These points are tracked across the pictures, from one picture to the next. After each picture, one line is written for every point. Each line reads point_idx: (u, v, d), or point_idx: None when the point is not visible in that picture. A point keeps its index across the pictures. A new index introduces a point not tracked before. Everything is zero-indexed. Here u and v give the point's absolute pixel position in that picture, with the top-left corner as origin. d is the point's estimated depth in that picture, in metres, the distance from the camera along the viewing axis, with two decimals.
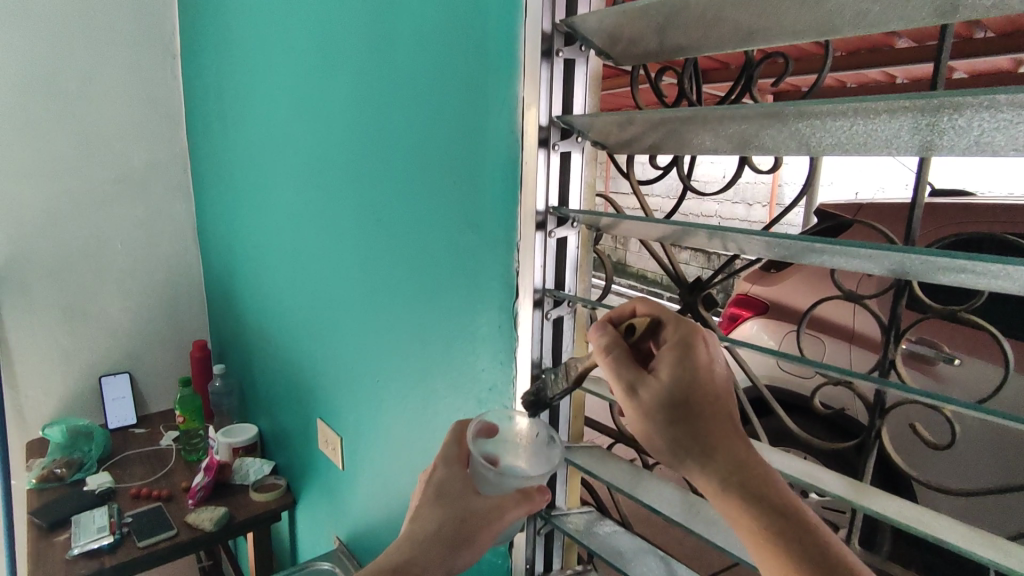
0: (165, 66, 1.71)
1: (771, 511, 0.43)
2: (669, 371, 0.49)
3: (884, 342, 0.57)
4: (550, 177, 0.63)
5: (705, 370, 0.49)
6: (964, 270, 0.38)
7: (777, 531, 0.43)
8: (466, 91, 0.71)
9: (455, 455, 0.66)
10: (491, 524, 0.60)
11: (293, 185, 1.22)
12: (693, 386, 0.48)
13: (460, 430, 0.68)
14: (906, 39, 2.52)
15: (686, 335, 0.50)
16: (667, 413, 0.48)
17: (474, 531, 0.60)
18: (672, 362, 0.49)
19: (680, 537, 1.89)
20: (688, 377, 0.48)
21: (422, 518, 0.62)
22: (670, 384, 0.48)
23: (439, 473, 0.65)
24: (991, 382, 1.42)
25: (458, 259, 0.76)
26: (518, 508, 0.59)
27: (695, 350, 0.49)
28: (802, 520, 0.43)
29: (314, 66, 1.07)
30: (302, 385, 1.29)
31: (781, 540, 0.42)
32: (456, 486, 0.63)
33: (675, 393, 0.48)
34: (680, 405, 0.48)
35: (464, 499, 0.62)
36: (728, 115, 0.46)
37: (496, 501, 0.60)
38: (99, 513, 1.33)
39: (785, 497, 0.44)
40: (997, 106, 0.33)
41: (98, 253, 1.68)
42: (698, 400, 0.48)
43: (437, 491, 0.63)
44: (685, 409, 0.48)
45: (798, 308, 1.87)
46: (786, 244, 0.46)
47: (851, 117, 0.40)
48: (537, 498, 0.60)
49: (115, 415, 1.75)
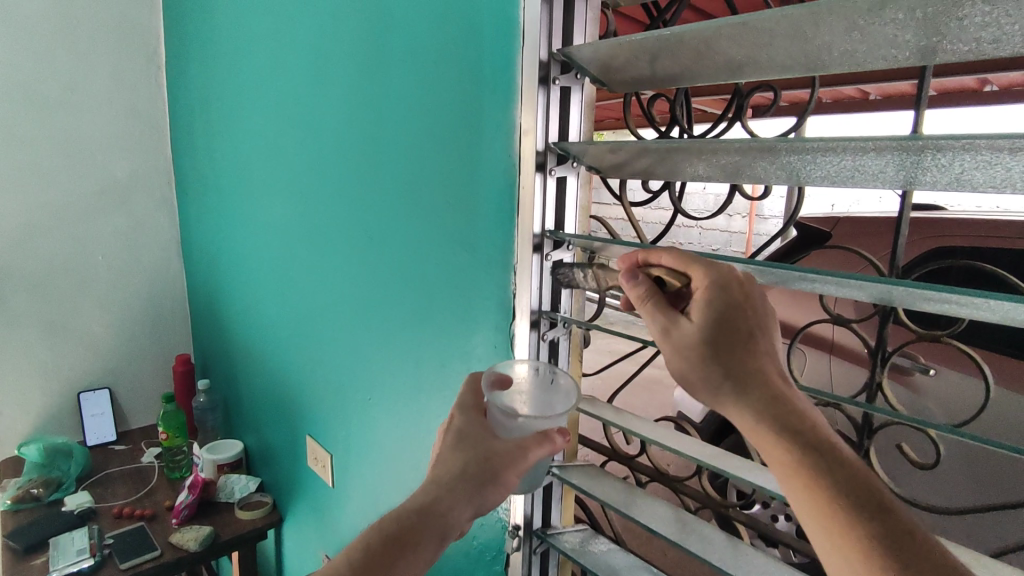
0: (149, 77, 1.70)
1: (805, 443, 0.44)
2: (704, 309, 0.49)
3: (871, 364, 0.58)
4: (546, 201, 0.64)
5: (739, 309, 0.49)
6: (948, 300, 0.40)
7: (811, 460, 0.43)
8: (461, 115, 0.72)
9: (470, 403, 0.66)
10: (516, 461, 0.60)
11: (282, 201, 1.22)
12: (726, 324, 0.49)
13: (474, 379, 0.67)
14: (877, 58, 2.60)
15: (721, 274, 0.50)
16: (700, 351, 0.49)
17: (499, 469, 0.59)
18: (706, 301, 0.49)
19: (664, 547, 1.91)
20: (721, 316, 0.49)
21: (444, 462, 0.61)
22: (704, 323, 0.49)
23: (457, 421, 0.64)
24: (973, 407, 1.45)
25: (451, 278, 0.77)
26: (541, 447, 0.60)
27: (731, 289, 0.50)
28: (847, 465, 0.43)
29: (304, 83, 1.08)
30: (290, 401, 1.28)
31: (816, 468, 0.43)
32: (475, 431, 0.63)
33: (707, 332, 0.49)
34: (712, 343, 0.49)
35: (485, 441, 0.61)
36: (722, 148, 0.49)
37: (519, 440, 0.60)
38: (79, 535, 1.30)
39: (826, 440, 0.44)
40: (976, 149, 0.36)
41: (79, 267, 1.65)
42: (728, 340, 0.49)
43: (457, 436, 0.63)
44: (717, 349, 0.49)
45: (778, 320, 1.91)
46: (777, 271, 0.47)
47: (840, 153, 0.42)
48: (558, 439, 0.60)
49: (94, 431, 1.72)
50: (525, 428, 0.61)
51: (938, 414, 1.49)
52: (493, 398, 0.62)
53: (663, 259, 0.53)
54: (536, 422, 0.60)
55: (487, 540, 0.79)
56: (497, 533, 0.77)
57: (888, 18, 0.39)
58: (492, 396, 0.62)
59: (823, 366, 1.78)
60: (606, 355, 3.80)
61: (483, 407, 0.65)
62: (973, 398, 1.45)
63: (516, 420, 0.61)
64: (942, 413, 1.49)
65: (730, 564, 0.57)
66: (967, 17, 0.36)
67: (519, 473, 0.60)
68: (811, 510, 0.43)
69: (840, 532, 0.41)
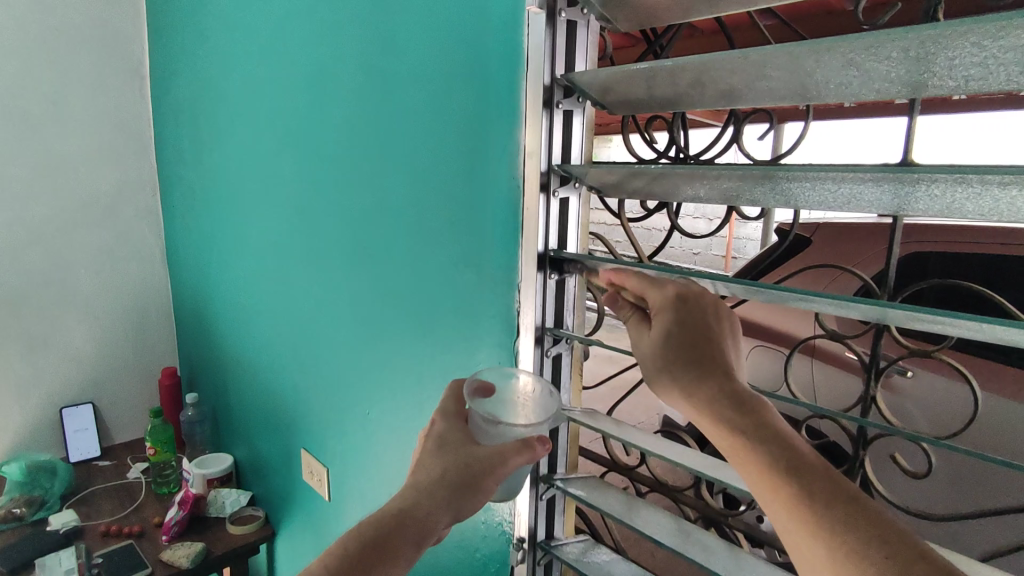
0: (134, 88, 1.69)
1: (745, 428, 0.48)
2: (661, 323, 0.54)
3: (865, 378, 0.60)
4: (549, 221, 0.66)
5: (693, 318, 0.53)
6: (941, 323, 0.42)
7: (749, 439, 0.47)
8: (462, 136, 0.73)
9: (453, 409, 0.67)
10: (495, 469, 0.60)
11: (275, 215, 1.22)
12: (680, 333, 0.53)
13: (457, 385, 0.68)
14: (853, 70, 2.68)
15: (676, 292, 0.54)
16: (659, 366, 0.54)
17: (478, 477, 0.60)
18: (662, 316, 0.54)
19: (652, 550, 1.94)
20: (677, 327, 0.53)
21: (424, 468, 0.62)
22: (661, 336, 0.53)
23: (438, 426, 0.65)
24: (962, 417, 1.48)
25: (453, 295, 0.78)
26: (520, 455, 0.60)
27: (687, 300, 0.54)
28: (796, 455, 0.46)
29: (299, 97, 1.08)
30: (283, 415, 1.28)
31: (755, 448, 0.47)
32: (456, 436, 0.64)
33: (665, 344, 0.53)
34: (670, 354, 0.53)
35: (465, 447, 0.62)
36: (722, 174, 0.51)
37: (498, 447, 0.61)
38: (66, 555, 1.27)
39: (779, 436, 0.47)
40: (967, 182, 0.38)
41: (61, 280, 1.62)
42: (683, 348, 0.52)
43: (438, 442, 0.64)
44: (674, 358, 0.53)
45: (760, 324, 1.96)
46: (774, 295, 0.49)
47: (837, 182, 0.44)
48: (539, 447, 0.61)
49: (77, 447, 1.69)
50: (505, 436, 0.62)
51: (923, 425, 1.53)
52: (477, 404, 0.62)
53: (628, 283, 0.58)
54: (519, 430, 0.62)
55: (491, 552, 0.80)
56: (501, 545, 0.78)
57: (882, 57, 0.41)
58: (475, 402, 0.62)
59: (804, 370, 1.82)
60: (592, 359, 3.84)
61: (465, 414, 0.67)
62: (962, 410, 1.48)
63: (497, 427, 0.62)
64: (927, 424, 1.53)
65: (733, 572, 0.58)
66: (955, 58, 0.38)
67: (499, 480, 0.61)
68: (759, 490, 0.47)
69: (779, 505, 0.45)
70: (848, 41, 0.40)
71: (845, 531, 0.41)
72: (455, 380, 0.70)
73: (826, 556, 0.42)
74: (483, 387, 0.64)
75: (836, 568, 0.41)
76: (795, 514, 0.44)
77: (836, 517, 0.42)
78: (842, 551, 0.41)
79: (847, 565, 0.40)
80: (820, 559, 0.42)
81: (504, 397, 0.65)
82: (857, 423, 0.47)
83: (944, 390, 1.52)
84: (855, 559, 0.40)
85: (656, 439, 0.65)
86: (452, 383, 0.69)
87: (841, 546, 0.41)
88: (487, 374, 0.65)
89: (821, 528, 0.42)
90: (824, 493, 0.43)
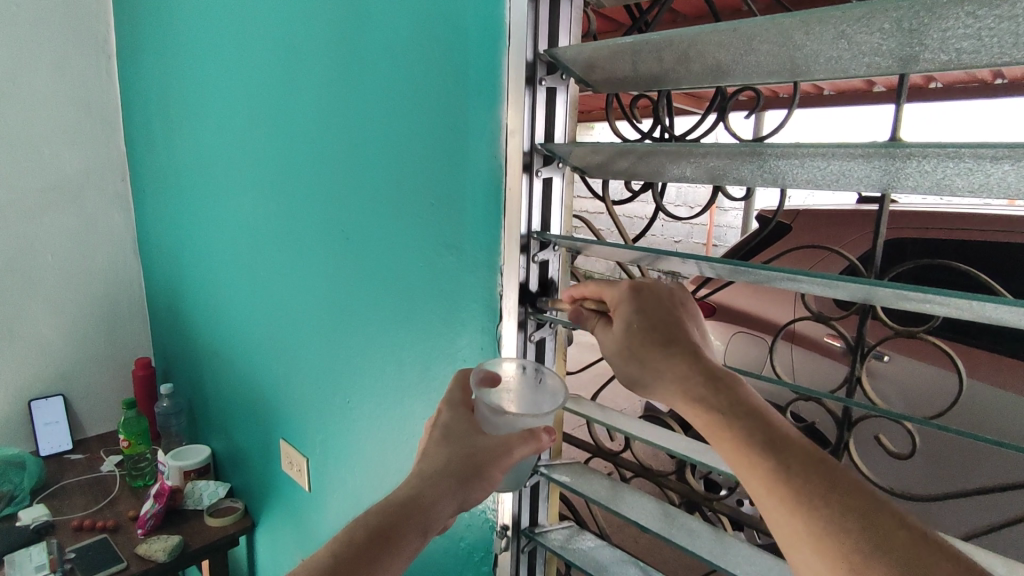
0: (99, 67, 1.62)
1: (720, 406, 0.47)
2: (622, 315, 0.53)
3: (851, 360, 0.60)
4: (532, 202, 0.64)
5: (653, 307, 0.53)
6: (930, 301, 0.41)
7: (726, 418, 0.46)
8: (442, 113, 0.71)
9: (459, 399, 0.65)
10: (501, 459, 0.59)
11: (250, 200, 1.18)
12: (642, 320, 0.52)
13: (463, 376, 0.67)
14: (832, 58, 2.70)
15: (630, 285, 0.54)
16: (626, 354, 0.53)
17: (485, 466, 0.59)
18: (623, 307, 0.54)
19: (634, 535, 1.96)
20: (636, 316, 0.53)
21: (429, 457, 0.61)
22: (623, 325, 0.53)
23: (443, 416, 0.64)
24: (946, 400, 1.50)
25: (434, 280, 0.76)
26: (526, 445, 0.59)
27: (644, 291, 0.54)
28: (772, 431, 0.44)
29: (272, 77, 1.04)
30: (262, 405, 1.25)
31: (731, 425, 0.45)
32: (462, 426, 0.62)
33: (629, 333, 0.52)
34: (636, 340, 0.52)
35: (471, 437, 0.61)
36: (710, 152, 0.49)
37: (504, 436, 0.60)
38: (36, 550, 1.23)
39: (754, 413, 0.46)
40: (961, 157, 0.37)
41: (27, 267, 1.56)
42: (648, 335, 0.52)
43: (444, 432, 0.62)
44: (640, 343, 0.52)
45: (740, 310, 1.97)
46: (758, 274, 0.48)
47: (827, 159, 0.43)
48: (545, 437, 0.60)
49: (48, 441, 1.64)
50: (510, 426, 0.60)
51: (900, 407, 1.55)
52: (482, 395, 0.61)
53: (587, 291, 0.59)
54: (524, 420, 0.60)
55: (474, 541, 0.79)
56: (485, 533, 0.77)
57: (875, 29, 0.39)
58: (481, 393, 0.61)
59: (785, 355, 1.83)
60: (575, 346, 3.85)
61: (471, 405, 0.65)
62: (946, 393, 1.50)
63: (504, 418, 0.60)
64: (903, 407, 1.56)
65: (720, 557, 0.58)
66: (949, 29, 0.37)
67: (504, 470, 0.59)
68: (737, 469, 0.45)
69: (758, 483, 0.43)
70: (840, 11, 0.38)
71: (825, 502, 0.40)
72: (460, 369, 0.67)
73: (810, 534, 0.40)
74: (485, 376, 0.63)
75: (824, 543, 0.39)
76: (774, 492, 0.42)
77: (816, 488, 0.41)
78: (826, 525, 0.39)
79: (832, 538, 0.39)
80: (807, 537, 0.40)
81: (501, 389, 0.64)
82: (843, 404, 0.46)
83: (925, 373, 1.54)
84: (840, 531, 0.39)
85: (640, 424, 0.64)
86: (458, 373, 0.67)
87: (825, 520, 0.40)
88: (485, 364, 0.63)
89: (804, 504, 0.41)
90: (802, 466, 0.42)
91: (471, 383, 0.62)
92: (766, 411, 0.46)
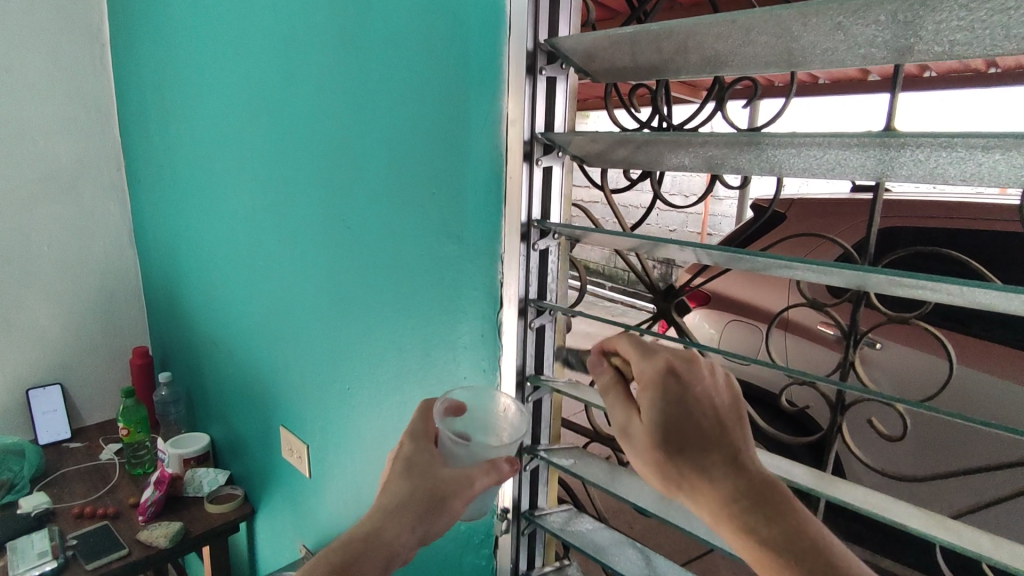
0: (92, 54, 1.61)
1: (763, 534, 0.47)
2: (652, 412, 0.52)
3: (845, 345, 0.62)
4: (532, 190, 0.65)
5: (685, 401, 0.52)
6: (923, 287, 0.42)
7: (771, 547, 0.47)
8: (443, 103, 0.71)
9: (421, 431, 0.67)
10: (462, 491, 0.60)
11: (249, 190, 1.18)
12: (667, 419, 0.51)
13: (427, 407, 0.69)
14: (872, 74, 2.67)
15: (661, 372, 0.52)
16: (657, 456, 0.52)
17: (446, 498, 0.60)
18: (649, 399, 0.52)
19: (630, 520, 1.99)
20: (671, 414, 0.51)
21: (391, 489, 0.62)
22: (653, 426, 0.52)
23: (406, 449, 0.65)
24: (940, 376, 1.53)
25: (435, 268, 0.77)
26: (487, 476, 0.60)
27: (677, 379, 0.52)
28: (820, 558, 0.45)
29: (271, 63, 1.03)
30: (261, 393, 1.26)
31: (776, 556, 0.46)
32: (424, 458, 0.64)
33: (659, 436, 0.52)
34: (668, 448, 0.51)
35: (434, 470, 0.62)
36: (709, 141, 0.50)
37: (465, 469, 0.61)
38: (38, 537, 1.24)
39: (801, 535, 0.46)
40: (955, 147, 0.38)
41: (22, 257, 1.56)
42: (682, 440, 0.51)
43: (405, 464, 0.63)
44: (672, 452, 0.51)
45: (736, 298, 1.98)
46: (757, 261, 0.48)
47: (824, 148, 0.44)
48: (506, 467, 0.61)
49: (47, 430, 1.64)
50: (475, 456, 0.63)
51: (890, 387, 1.59)
52: (447, 424, 0.64)
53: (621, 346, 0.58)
54: (488, 450, 0.62)
55: (474, 525, 0.80)
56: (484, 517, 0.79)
57: (871, 20, 0.40)
58: (445, 422, 0.64)
59: (778, 343, 1.86)
60: (571, 334, 3.88)
61: (434, 436, 0.67)
62: (938, 372, 1.53)
63: (467, 448, 0.63)
64: (893, 387, 1.59)
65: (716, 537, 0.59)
66: (943, 23, 0.38)
67: (467, 500, 0.60)
68: None
69: None
70: (839, 3, 0.39)
71: None
72: (424, 402, 0.69)
73: None
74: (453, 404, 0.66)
75: None
76: None
77: None
78: None
79: None
80: None
81: (474, 417, 0.66)
82: (835, 387, 0.46)
83: (918, 356, 1.56)
84: None
85: None
86: (421, 403, 0.69)
87: None
88: (456, 390, 0.66)
89: None
90: None
91: (435, 412, 0.64)
92: (810, 532, 0.47)
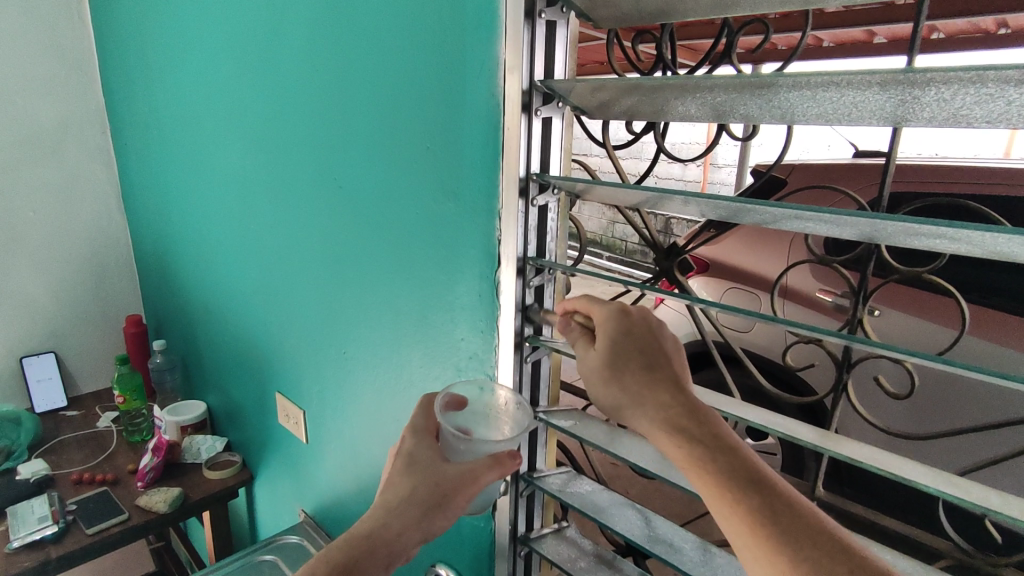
0: (71, 9, 1.54)
1: (699, 440, 0.48)
2: (606, 335, 0.56)
3: (852, 302, 0.60)
4: (531, 142, 0.62)
5: (639, 333, 0.55)
6: (940, 236, 0.40)
7: (706, 455, 0.48)
8: (437, 51, 0.68)
9: (423, 426, 0.65)
10: (466, 487, 0.59)
11: (238, 151, 1.14)
12: (622, 344, 0.55)
13: (428, 401, 0.67)
14: (880, 35, 2.61)
15: (620, 306, 0.56)
16: (605, 375, 0.55)
17: (449, 494, 0.59)
18: (606, 324, 0.56)
19: (628, 484, 2.01)
20: (624, 338, 0.55)
21: (394, 486, 0.61)
22: (607, 345, 0.55)
23: (408, 444, 0.64)
24: (940, 341, 1.51)
25: (431, 227, 0.75)
26: (492, 471, 0.59)
27: (631, 315, 0.56)
28: (749, 468, 0.46)
29: (256, 13, 0.98)
30: (257, 359, 1.24)
31: (711, 461, 0.47)
32: (426, 453, 0.62)
33: (611, 355, 0.55)
34: (618, 364, 0.54)
35: (435, 466, 0.61)
36: (717, 85, 0.47)
37: (469, 465, 0.59)
38: (38, 503, 1.24)
39: (732, 450, 0.48)
40: (984, 81, 0.35)
41: (9, 222, 1.52)
42: (632, 357, 0.54)
43: (407, 460, 0.62)
44: (620, 368, 0.54)
45: (735, 265, 1.96)
46: (762, 210, 0.46)
47: (841, 89, 0.41)
48: (510, 463, 0.59)
49: (43, 398, 1.64)
50: (478, 451, 0.61)
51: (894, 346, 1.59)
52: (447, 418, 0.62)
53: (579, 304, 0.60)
54: (489, 445, 0.61)
55: None
56: None
57: None
58: (445, 416, 0.63)
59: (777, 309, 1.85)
60: None
61: (436, 431, 0.65)
62: (940, 336, 1.51)
63: (468, 444, 0.61)
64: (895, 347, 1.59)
65: None
66: None
67: (470, 497, 0.59)
68: (715, 504, 0.47)
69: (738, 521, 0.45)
70: None
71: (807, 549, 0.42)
72: (426, 396, 0.68)
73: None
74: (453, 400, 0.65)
75: None
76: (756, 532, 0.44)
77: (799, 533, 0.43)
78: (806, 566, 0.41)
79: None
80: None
81: (475, 411, 0.65)
82: (840, 341, 0.43)
83: (920, 320, 1.55)
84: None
85: None
86: (423, 397, 0.68)
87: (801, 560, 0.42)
88: (457, 385, 0.65)
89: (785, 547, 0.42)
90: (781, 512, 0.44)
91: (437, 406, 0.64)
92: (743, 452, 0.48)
